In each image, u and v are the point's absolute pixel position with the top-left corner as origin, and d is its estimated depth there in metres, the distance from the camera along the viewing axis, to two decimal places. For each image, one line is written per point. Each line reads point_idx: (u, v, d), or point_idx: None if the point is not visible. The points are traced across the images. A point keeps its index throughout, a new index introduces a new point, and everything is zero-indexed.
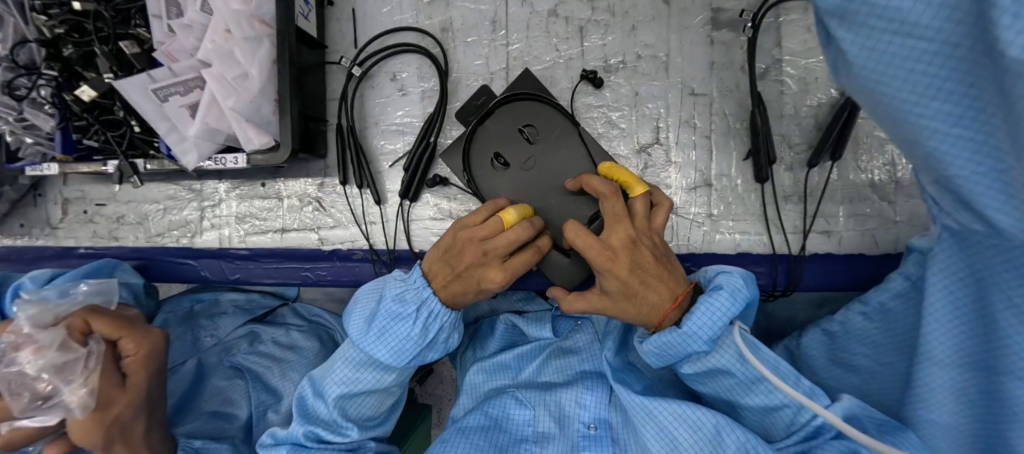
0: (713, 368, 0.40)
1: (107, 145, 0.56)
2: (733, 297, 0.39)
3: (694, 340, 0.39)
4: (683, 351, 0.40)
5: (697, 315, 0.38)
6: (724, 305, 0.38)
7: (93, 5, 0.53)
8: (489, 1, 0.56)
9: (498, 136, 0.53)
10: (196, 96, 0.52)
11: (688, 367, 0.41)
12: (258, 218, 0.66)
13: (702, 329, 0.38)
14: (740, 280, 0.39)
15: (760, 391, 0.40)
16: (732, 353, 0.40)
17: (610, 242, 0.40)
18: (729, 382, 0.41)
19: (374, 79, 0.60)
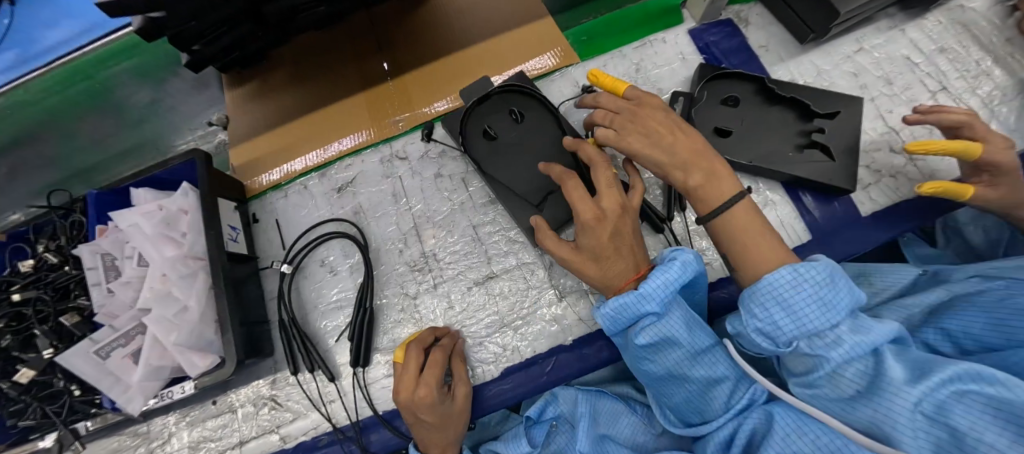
0: (667, 331, 0.45)
1: (44, 419, 0.56)
2: (684, 268, 0.46)
3: (651, 298, 0.45)
4: (638, 309, 0.45)
5: (653, 278, 0.45)
6: (677, 274, 0.46)
7: (33, 292, 0.58)
8: (386, 181, 0.70)
9: (482, 110, 0.67)
10: (139, 342, 0.56)
11: (642, 338, 0.46)
12: (212, 439, 0.64)
13: (657, 288, 0.45)
14: (691, 255, 0.48)
15: (704, 363, 0.46)
16: (680, 323, 0.46)
17: (602, 206, 0.50)
18: (680, 353, 0.46)
19: (306, 270, 0.68)
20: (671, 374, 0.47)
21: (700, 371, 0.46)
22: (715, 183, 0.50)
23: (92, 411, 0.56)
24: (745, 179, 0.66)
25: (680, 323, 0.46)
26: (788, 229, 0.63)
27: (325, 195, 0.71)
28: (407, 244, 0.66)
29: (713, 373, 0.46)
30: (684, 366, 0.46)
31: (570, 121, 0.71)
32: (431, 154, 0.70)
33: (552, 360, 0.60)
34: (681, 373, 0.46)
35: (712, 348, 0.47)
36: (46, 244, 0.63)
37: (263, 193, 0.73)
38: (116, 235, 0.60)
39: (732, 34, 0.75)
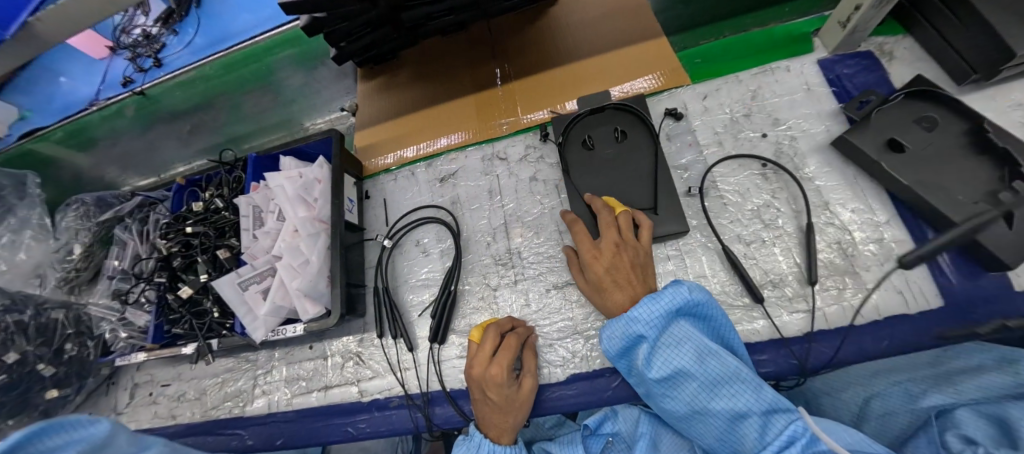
0: (674, 366, 0.46)
1: (192, 330, 0.69)
2: (672, 299, 0.47)
3: (640, 326, 0.47)
4: (635, 338, 0.48)
5: (640, 307, 0.48)
6: (667, 303, 0.47)
7: (202, 227, 0.72)
8: (484, 177, 0.75)
9: (590, 122, 0.71)
10: (269, 283, 0.66)
11: (654, 370, 0.47)
12: (304, 378, 0.73)
13: (645, 318, 0.47)
14: (682, 286, 0.48)
15: (724, 394, 0.46)
16: (690, 354, 0.46)
17: (599, 245, 0.54)
18: (695, 385, 0.47)
19: (403, 247, 0.75)
20: (694, 408, 0.47)
21: (727, 404, 0.46)
22: None
23: (224, 332, 0.68)
24: (866, 225, 0.60)
25: (688, 354, 0.46)
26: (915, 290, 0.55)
27: (428, 183, 0.78)
28: (495, 239, 0.70)
29: (739, 405, 0.45)
30: (704, 399, 0.46)
31: (672, 143, 0.70)
32: (529, 158, 0.74)
33: (621, 376, 0.59)
34: (703, 407, 0.47)
35: (734, 377, 0.45)
36: (213, 191, 0.77)
37: (376, 174, 0.83)
38: (266, 191, 0.72)
39: (871, 68, 0.69)
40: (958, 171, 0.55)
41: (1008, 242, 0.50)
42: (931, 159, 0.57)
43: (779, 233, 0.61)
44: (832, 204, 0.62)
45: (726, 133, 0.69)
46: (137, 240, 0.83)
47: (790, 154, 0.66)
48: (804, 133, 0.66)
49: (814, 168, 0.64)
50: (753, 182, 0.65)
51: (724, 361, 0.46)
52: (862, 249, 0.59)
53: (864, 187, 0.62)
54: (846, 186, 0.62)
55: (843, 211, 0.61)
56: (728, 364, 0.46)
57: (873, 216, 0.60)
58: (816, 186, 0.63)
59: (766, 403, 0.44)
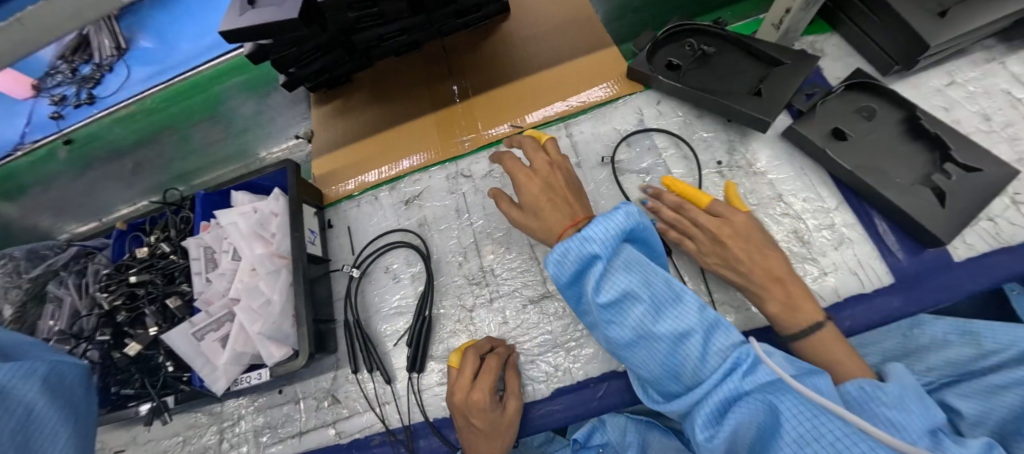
0: (621, 287, 0.43)
1: (143, 389, 0.63)
2: (628, 216, 0.45)
3: (592, 241, 0.43)
4: (584, 255, 0.43)
5: (592, 225, 0.44)
6: (618, 220, 0.44)
7: (148, 275, 0.66)
8: (451, 196, 0.74)
9: None
10: (227, 329, 0.62)
11: (602, 294, 0.43)
12: (276, 425, 0.69)
13: (596, 233, 0.43)
14: (633, 207, 0.46)
15: (669, 314, 0.43)
16: (625, 270, 0.44)
17: (534, 167, 0.54)
18: (642, 308, 0.43)
19: (372, 275, 0.72)
20: (639, 335, 0.43)
21: (670, 327, 0.42)
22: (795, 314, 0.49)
23: (180, 387, 0.62)
24: (818, 213, 0.63)
25: (626, 270, 0.44)
26: (869, 271, 0.59)
27: (393, 206, 0.76)
28: (466, 258, 0.69)
29: (683, 323, 0.42)
30: (648, 321, 0.43)
31: (632, 148, 0.72)
32: (494, 174, 0.73)
33: (605, 385, 0.59)
34: (647, 333, 0.43)
35: (688, 302, 0.43)
36: (159, 235, 0.71)
37: (337, 201, 0.80)
38: (217, 230, 0.67)
39: None
40: (891, 157, 0.60)
41: (942, 219, 0.54)
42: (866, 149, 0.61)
43: None
44: (786, 195, 0.65)
45: (682, 134, 0.71)
46: (74, 294, 0.76)
47: (742, 150, 0.68)
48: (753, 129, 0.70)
49: (766, 162, 0.67)
50: (711, 181, 0.67)
51: (665, 279, 0.44)
52: (817, 235, 0.62)
53: (812, 177, 0.65)
54: (796, 177, 0.66)
55: (796, 201, 0.64)
56: (669, 281, 0.44)
57: (823, 204, 0.63)
58: (770, 179, 0.66)
59: (706, 321, 0.42)
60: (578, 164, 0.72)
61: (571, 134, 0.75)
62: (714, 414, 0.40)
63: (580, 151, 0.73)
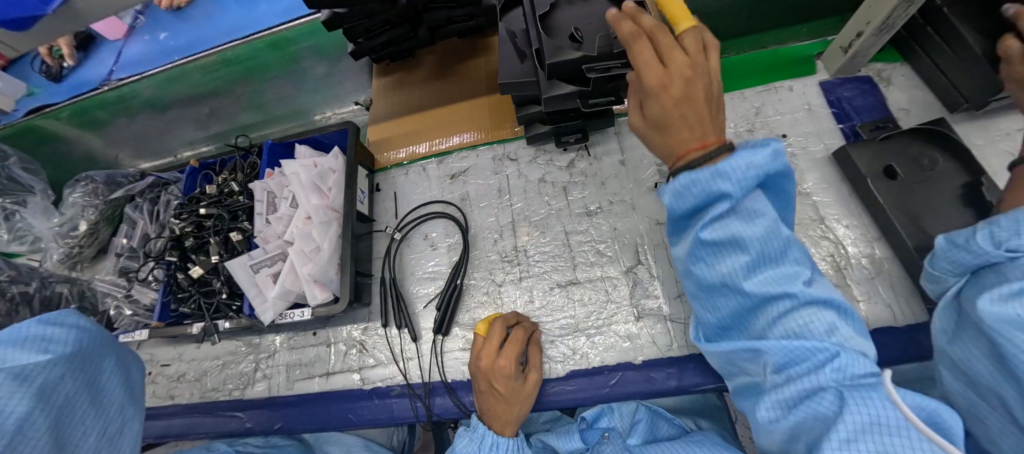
0: (731, 228, 0.39)
1: (199, 310, 0.70)
2: (752, 160, 0.37)
3: (727, 176, 0.37)
4: (710, 189, 0.38)
5: (735, 155, 0.37)
6: (757, 156, 0.37)
7: (216, 210, 0.73)
8: (495, 176, 0.77)
9: None
10: (279, 266, 0.68)
11: (709, 231, 0.39)
12: (307, 363, 0.75)
13: (733, 167, 0.37)
14: (766, 151, 0.37)
15: (765, 269, 0.40)
16: (757, 226, 0.39)
17: (666, 68, 0.40)
18: (743, 260, 0.39)
19: (410, 240, 0.77)
20: (741, 290, 0.40)
21: (763, 285, 0.39)
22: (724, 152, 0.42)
23: (231, 313, 0.68)
24: (858, 241, 0.63)
25: (755, 230, 0.39)
26: (904, 305, 0.58)
27: (440, 179, 0.80)
28: (502, 236, 0.73)
29: (799, 319, 0.38)
30: (734, 253, 0.40)
31: None
32: (539, 161, 0.77)
33: (619, 374, 0.61)
34: (731, 265, 0.40)
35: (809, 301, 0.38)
36: (227, 176, 0.78)
37: (387, 167, 0.85)
38: (280, 178, 0.74)
39: (869, 92, 0.72)
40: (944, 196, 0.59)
41: None
42: (918, 190, 0.61)
43: None
44: (827, 220, 0.65)
45: None
46: (146, 219, 0.85)
47: None
48: (803, 151, 0.70)
49: (811, 185, 0.67)
50: None
51: (779, 256, 0.40)
52: (855, 262, 0.61)
53: (856, 204, 0.65)
54: (841, 202, 0.65)
55: (836, 227, 0.64)
56: (782, 256, 0.40)
57: (865, 234, 0.63)
58: (813, 202, 0.66)
59: (809, 295, 0.38)
60: (623, 162, 0.74)
61: (618, 131, 0.77)
62: (784, 364, 0.37)
63: (626, 150, 0.75)
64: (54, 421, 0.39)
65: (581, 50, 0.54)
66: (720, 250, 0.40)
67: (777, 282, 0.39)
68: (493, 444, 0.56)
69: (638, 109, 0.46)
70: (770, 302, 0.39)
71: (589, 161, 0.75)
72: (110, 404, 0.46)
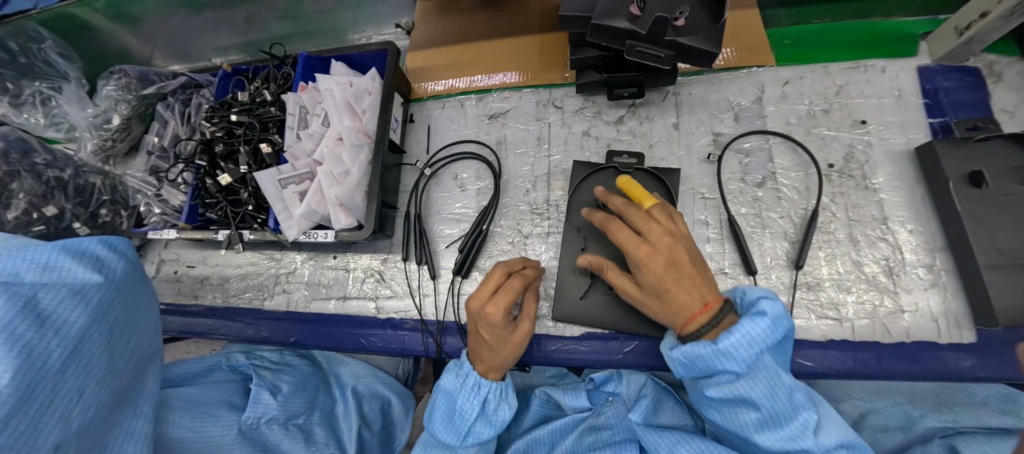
0: (741, 392, 0.41)
1: (224, 217, 0.70)
2: (761, 331, 0.40)
3: (728, 359, 0.40)
4: (712, 367, 0.41)
5: (733, 336, 0.40)
6: (755, 330, 0.40)
7: (247, 119, 0.71)
8: (536, 123, 0.73)
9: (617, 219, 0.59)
10: (307, 185, 0.66)
11: (715, 390, 0.42)
12: (325, 285, 0.76)
13: (737, 350, 0.40)
14: (781, 310, 0.41)
15: (781, 434, 0.41)
16: (764, 390, 0.40)
17: (650, 240, 0.47)
18: (753, 417, 0.42)
19: (439, 178, 0.74)
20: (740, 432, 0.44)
21: (779, 442, 0.41)
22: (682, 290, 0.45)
23: (255, 225, 0.68)
24: (922, 247, 0.57)
25: (766, 384, 0.40)
26: (955, 323, 0.54)
27: (477, 118, 0.76)
28: (535, 188, 0.69)
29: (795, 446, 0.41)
30: (753, 431, 0.43)
31: (739, 124, 0.67)
32: (586, 112, 0.71)
33: (635, 344, 0.60)
34: (747, 436, 0.43)
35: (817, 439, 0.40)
36: (260, 85, 0.75)
37: (423, 98, 0.81)
38: (314, 93, 0.70)
39: (974, 85, 0.63)
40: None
41: None
42: (1005, 206, 0.53)
43: (829, 239, 0.60)
44: (892, 220, 0.59)
45: (799, 125, 0.65)
46: (177, 120, 0.84)
47: (861, 159, 0.62)
48: (882, 140, 0.62)
49: (882, 179, 0.61)
50: (812, 182, 0.62)
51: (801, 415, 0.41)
52: (912, 270, 0.56)
53: (929, 207, 0.58)
54: (913, 203, 0.59)
55: (901, 229, 0.58)
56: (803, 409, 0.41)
57: (931, 241, 0.57)
58: (880, 198, 0.60)
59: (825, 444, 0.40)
60: (676, 126, 0.68)
61: (677, 92, 0.70)
62: None
63: (682, 114, 0.68)
64: (109, 335, 0.40)
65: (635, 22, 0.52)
66: (739, 408, 0.43)
67: (794, 440, 0.41)
68: (475, 386, 0.56)
69: (659, 234, 0.47)
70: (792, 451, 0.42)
71: (639, 119, 0.69)
72: (141, 342, 0.45)
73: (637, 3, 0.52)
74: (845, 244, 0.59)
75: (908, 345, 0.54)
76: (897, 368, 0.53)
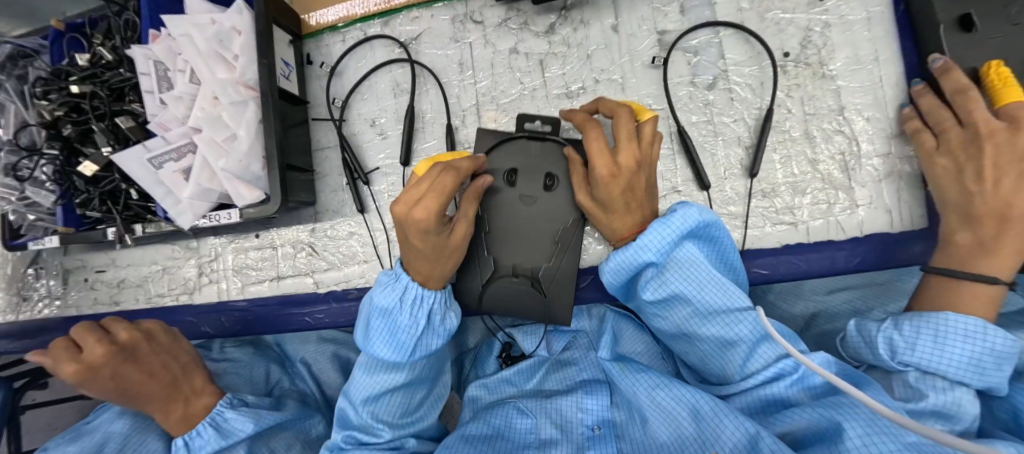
0: (671, 290, 0.46)
1: (108, 213, 0.59)
2: (683, 220, 0.45)
3: (646, 251, 0.45)
4: (636, 264, 0.46)
5: (649, 230, 0.45)
6: (678, 223, 0.45)
7: (90, 87, 0.56)
8: (454, 46, 0.62)
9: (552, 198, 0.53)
10: (189, 161, 0.55)
11: (649, 292, 0.47)
12: (254, 267, 0.68)
13: (653, 242, 0.45)
14: (694, 207, 0.45)
15: (718, 322, 0.46)
16: (684, 278, 0.46)
17: (618, 161, 0.45)
18: (688, 312, 0.47)
19: (352, 128, 0.64)
20: (683, 330, 0.48)
21: (717, 330, 0.46)
22: (629, 206, 0.47)
23: (148, 216, 0.59)
24: (876, 135, 0.53)
25: (683, 279, 0.46)
26: (909, 207, 0.52)
27: (386, 49, 0.64)
28: (465, 123, 0.61)
29: (730, 332, 0.45)
30: (693, 323, 0.47)
31: (686, 17, 0.57)
32: (510, 24, 0.60)
33: (590, 278, 0.57)
34: (691, 331, 0.47)
35: (737, 306, 0.45)
36: (99, 40, 0.59)
37: (318, 32, 0.67)
38: (169, 42, 0.56)
39: None
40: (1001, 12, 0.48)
41: None
42: (990, 49, 0.48)
43: (784, 139, 0.55)
44: (849, 109, 0.54)
45: (752, 10, 0.57)
46: (19, 103, 0.67)
47: (818, 44, 0.55)
48: (841, 19, 0.55)
49: (840, 64, 0.55)
50: (767, 76, 0.55)
51: (750, 320, 0.44)
52: (867, 162, 0.53)
53: (887, 90, 0.54)
54: (870, 87, 0.54)
55: (857, 118, 0.54)
56: (755, 323, 0.44)
57: (888, 127, 0.53)
58: (837, 86, 0.54)
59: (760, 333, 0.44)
60: (615, 28, 0.58)
61: None
62: (755, 404, 0.44)
63: (621, 12, 0.58)
64: None
65: None
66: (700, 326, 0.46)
67: (728, 327, 0.45)
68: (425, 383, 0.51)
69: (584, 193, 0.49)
70: (737, 346, 0.45)
71: (573, 25, 0.59)
72: None
73: None
74: (802, 142, 0.55)
75: (858, 239, 0.53)
76: (848, 264, 0.52)
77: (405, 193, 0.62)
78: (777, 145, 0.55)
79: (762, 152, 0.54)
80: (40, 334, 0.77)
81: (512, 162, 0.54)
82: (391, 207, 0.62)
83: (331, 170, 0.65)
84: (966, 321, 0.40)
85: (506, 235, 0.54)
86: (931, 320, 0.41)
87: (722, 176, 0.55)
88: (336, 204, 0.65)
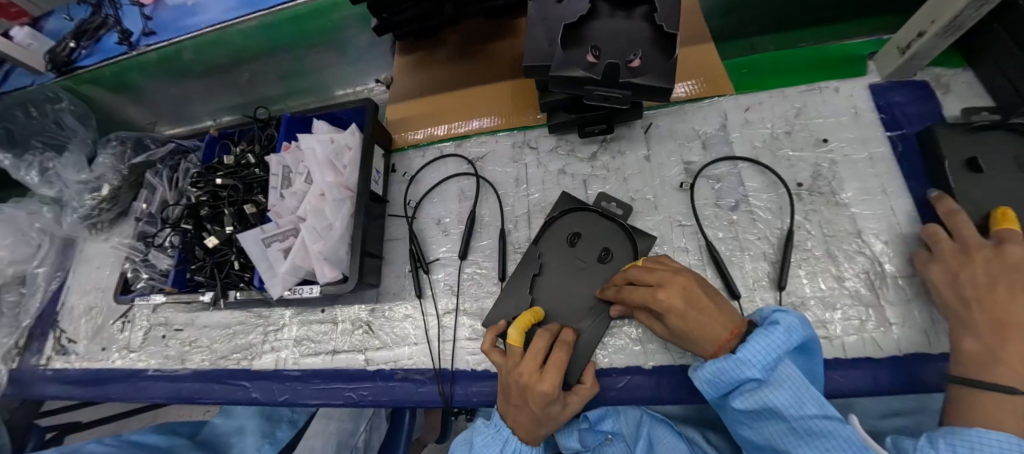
0: (767, 403, 0.44)
1: (212, 280, 0.70)
2: (788, 334, 0.44)
3: (751, 367, 0.43)
4: (736, 377, 0.44)
5: (752, 343, 0.44)
6: (782, 340, 0.44)
7: (231, 181, 0.73)
8: (513, 164, 0.75)
9: (599, 269, 0.64)
10: (291, 242, 0.67)
11: (742, 402, 0.45)
12: (313, 340, 0.75)
13: (756, 356, 0.43)
14: (797, 319, 0.45)
15: (817, 443, 0.42)
16: (789, 394, 0.43)
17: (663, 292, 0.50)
18: (782, 427, 0.44)
19: (420, 224, 0.76)
20: (773, 446, 0.45)
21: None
22: (697, 317, 0.49)
23: (241, 285, 0.69)
24: (897, 259, 0.58)
25: (788, 394, 0.43)
26: (944, 331, 0.53)
27: (457, 163, 0.79)
28: (517, 226, 0.71)
29: None
30: (788, 442, 0.43)
31: (708, 151, 0.69)
32: (560, 151, 0.74)
33: (627, 378, 0.59)
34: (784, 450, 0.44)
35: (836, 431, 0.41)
36: (245, 147, 0.78)
37: (404, 148, 0.84)
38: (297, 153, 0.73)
39: (925, 99, 0.66)
40: (1008, 163, 0.55)
41: None
42: (988, 189, 0.55)
43: (807, 257, 0.60)
44: (866, 233, 0.60)
45: (765, 148, 0.68)
46: (166, 187, 0.86)
47: (827, 177, 0.64)
48: (846, 158, 0.65)
49: (851, 194, 0.62)
50: (785, 202, 0.63)
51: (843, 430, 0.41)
52: (892, 283, 0.57)
53: (900, 220, 0.60)
54: (883, 216, 0.60)
55: (875, 243, 0.59)
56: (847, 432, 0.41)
57: (907, 253, 0.58)
58: (852, 212, 0.61)
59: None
60: (647, 157, 0.70)
61: (645, 125, 0.73)
62: None
63: (653, 145, 0.71)
64: None
65: (587, 71, 0.55)
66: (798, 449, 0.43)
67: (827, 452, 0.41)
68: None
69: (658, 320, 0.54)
70: None
71: (612, 154, 0.72)
72: None
73: (593, 51, 0.55)
74: (825, 260, 0.60)
75: (896, 359, 0.53)
76: (891, 384, 0.52)
77: (459, 281, 0.70)
78: (801, 262, 0.60)
79: (787, 268, 0.59)
80: (108, 383, 0.84)
81: (578, 228, 0.67)
82: (444, 293, 0.70)
83: (397, 258, 0.75)
84: (1008, 443, 0.36)
85: (553, 278, 0.65)
86: (963, 437, 0.37)
87: (751, 287, 0.60)
88: (397, 288, 0.73)
